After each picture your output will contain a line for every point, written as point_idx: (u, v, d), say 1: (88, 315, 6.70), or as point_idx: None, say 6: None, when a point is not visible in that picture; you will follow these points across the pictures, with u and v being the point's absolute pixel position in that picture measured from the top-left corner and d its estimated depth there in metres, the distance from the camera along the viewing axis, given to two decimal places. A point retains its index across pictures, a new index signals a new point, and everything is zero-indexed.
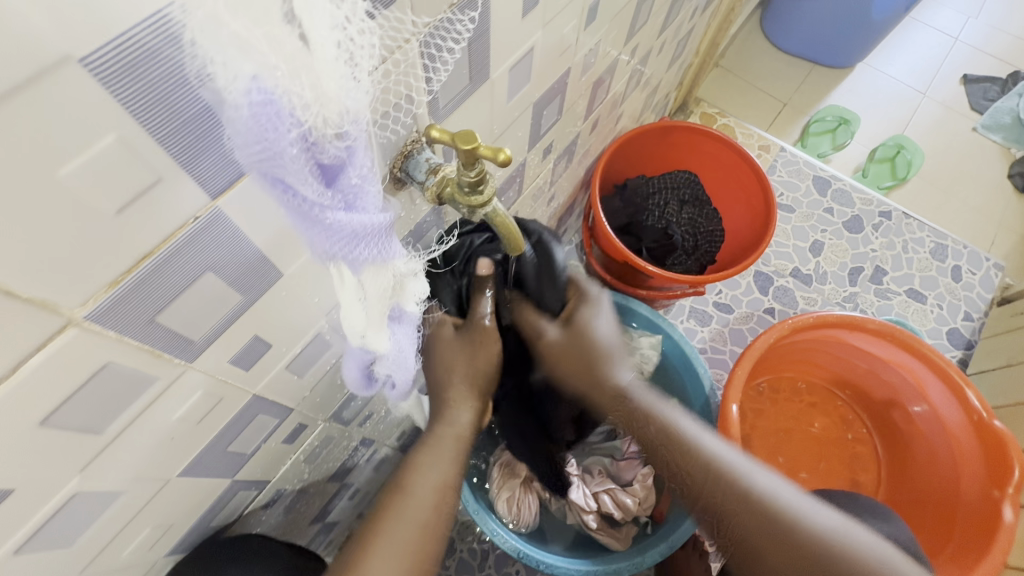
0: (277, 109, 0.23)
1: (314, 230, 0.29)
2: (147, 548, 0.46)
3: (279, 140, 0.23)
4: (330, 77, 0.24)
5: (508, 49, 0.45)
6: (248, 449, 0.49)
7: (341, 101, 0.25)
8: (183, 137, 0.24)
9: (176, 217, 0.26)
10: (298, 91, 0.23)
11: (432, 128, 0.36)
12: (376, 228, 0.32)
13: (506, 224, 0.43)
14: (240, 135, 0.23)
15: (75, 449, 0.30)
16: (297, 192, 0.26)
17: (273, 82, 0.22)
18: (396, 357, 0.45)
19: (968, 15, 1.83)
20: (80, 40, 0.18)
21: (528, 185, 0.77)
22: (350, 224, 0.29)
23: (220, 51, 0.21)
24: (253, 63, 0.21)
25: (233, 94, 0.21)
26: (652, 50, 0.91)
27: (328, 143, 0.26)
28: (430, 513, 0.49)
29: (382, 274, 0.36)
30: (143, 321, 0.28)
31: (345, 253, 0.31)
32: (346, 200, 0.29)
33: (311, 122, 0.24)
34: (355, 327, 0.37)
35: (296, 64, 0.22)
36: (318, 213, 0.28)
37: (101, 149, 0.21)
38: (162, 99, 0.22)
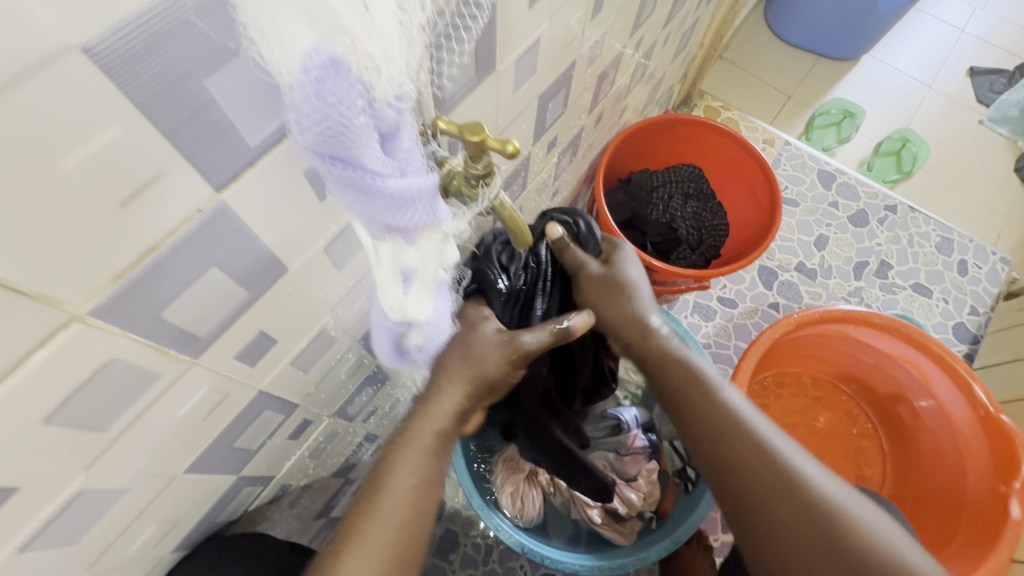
0: (344, 75, 0.22)
1: (374, 206, 0.27)
2: (152, 545, 0.46)
3: (347, 110, 0.22)
4: (389, 38, 0.23)
5: (514, 41, 0.44)
6: (254, 445, 0.49)
7: (398, 63, 0.24)
8: (206, 118, 0.23)
9: (179, 212, 0.25)
10: (364, 56, 0.22)
11: (439, 119, 0.35)
12: (426, 191, 0.30)
13: (514, 218, 0.42)
14: (305, 112, 0.22)
15: (81, 445, 0.30)
16: (362, 163, 0.25)
17: (339, 46, 0.21)
18: (432, 322, 0.43)
19: (975, 7, 1.81)
20: (86, 27, 0.18)
21: (532, 179, 0.76)
22: (408, 189, 0.28)
23: (276, 25, 0.20)
24: (316, 29, 0.20)
25: (291, 73, 0.21)
26: (657, 42, 0.90)
27: (386, 106, 0.25)
28: (406, 513, 0.44)
29: (433, 235, 0.34)
30: (147, 317, 0.28)
31: (400, 222, 0.29)
32: (399, 166, 0.27)
33: (373, 86, 0.23)
34: (393, 300, 0.37)
35: (363, 27, 0.21)
36: (379, 184, 0.26)
37: (102, 142, 0.20)
38: (186, 80, 0.21)
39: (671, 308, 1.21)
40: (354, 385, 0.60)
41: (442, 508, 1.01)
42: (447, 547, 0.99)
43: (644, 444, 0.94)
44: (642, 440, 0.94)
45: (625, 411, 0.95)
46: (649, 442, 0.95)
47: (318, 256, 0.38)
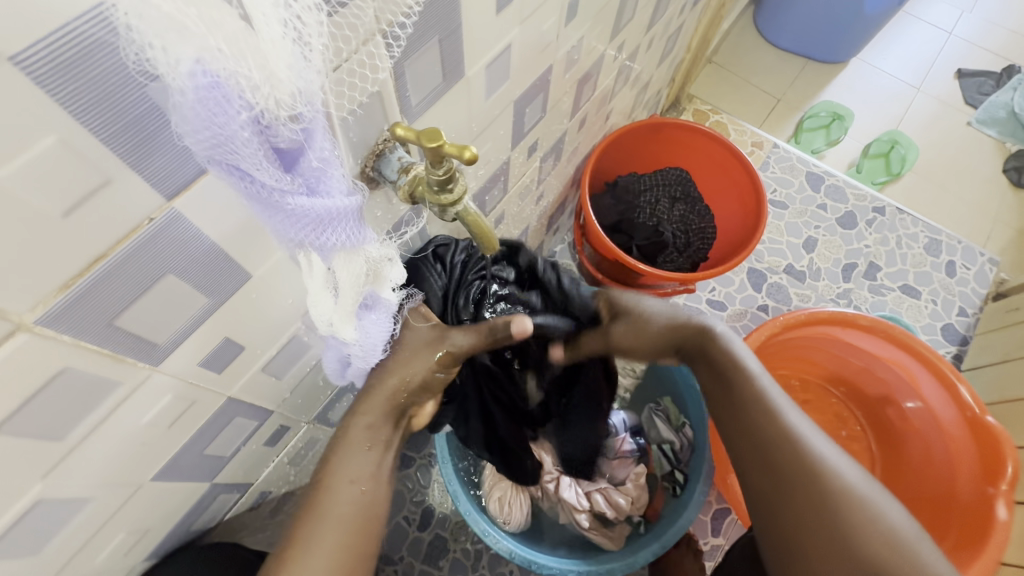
0: (225, 93, 0.22)
1: (274, 215, 0.28)
2: (122, 554, 0.46)
3: (228, 124, 0.23)
4: (278, 56, 0.23)
5: (483, 48, 0.45)
6: (227, 452, 0.49)
7: (293, 83, 0.24)
8: (133, 135, 0.23)
9: (129, 219, 0.25)
10: (247, 72, 0.22)
11: (398, 126, 0.35)
12: (346, 211, 0.31)
13: (479, 223, 0.43)
14: (189, 122, 0.22)
15: (34, 454, 0.29)
16: (255, 178, 0.26)
17: (217, 64, 0.21)
18: (366, 343, 0.44)
19: (962, 10, 1.82)
20: (6, 38, 0.17)
21: (513, 184, 0.76)
22: (315, 209, 0.29)
23: (156, 33, 0.20)
24: (194, 46, 0.20)
25: (177, 80, 0.21)
26: (640, 46, 0.91)
27: (283, 126, 0.26)
28: (352, 510, 0.46)
29: (354, 260, 0.35)
30: (99, 325, 0.28)
31: (315, 238, 0.31)
32: (307, 184, 0.29)
33: (262, 105, 0.24)
34: (323, 315, 0.36)
35: (240, 44, 0.22)
36: (278, 198, 0.28)
37: (38, 151, 0.20)
38: (110, 97, 0.21)
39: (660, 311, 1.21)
40: (332, 391, 0.60)
41: (431, 514, 1.01)
42: (437, 553, 0.99)
43: (631, 447, 0.95)
44: (630, 444, 0.95)
45: (614, 415, 0.97)
46: (637, 446, 0.96)
47: (281, 263, 0.38)
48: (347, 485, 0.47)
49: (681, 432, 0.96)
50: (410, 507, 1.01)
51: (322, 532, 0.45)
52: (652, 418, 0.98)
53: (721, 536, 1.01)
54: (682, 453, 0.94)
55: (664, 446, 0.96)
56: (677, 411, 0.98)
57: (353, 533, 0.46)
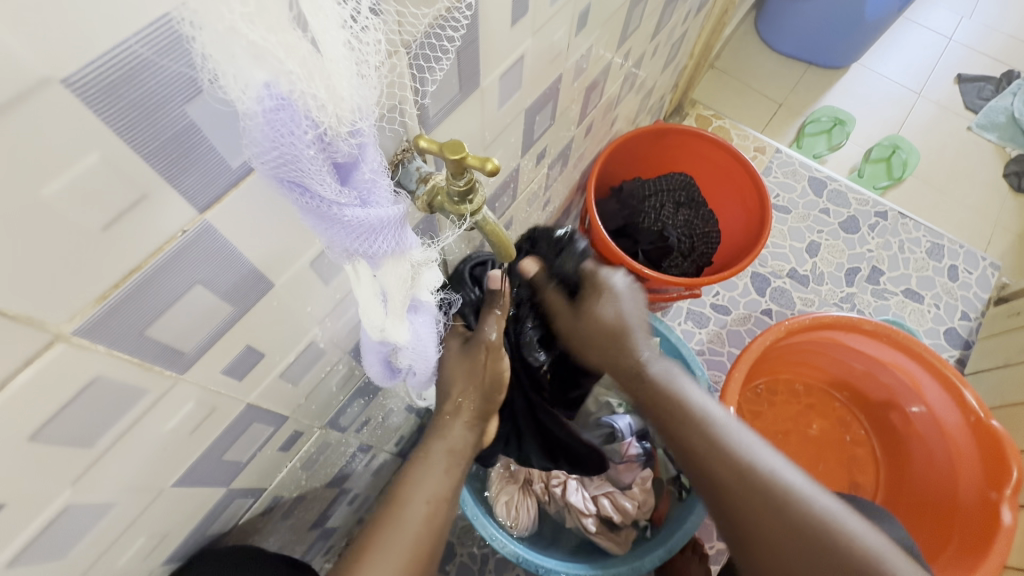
0: (295, 113, 0.23)
1: (330, 228, 0.29)
2: (141, 558, 0.46)
3: (296, 142, 0.24)
4: (341, 76, 0.24)
5: (498, 58, 0.45)
6: (244, 457, 0.49)
7: (354, 99, 0.25)
8: (175, 149, 0.24)
9: (162, 232, 0.26)
10: (315, 92, 0.23)
11: (419, 138, 0.36)
12: (392, 221, 0.32)
13: (497, 232, 0.43)
14: (256, 141, 0.23)
15: (65, 461, 0.30)
16: (315, 192, 0.27)
17: (288, 87, 0.22)
18: (416, 345, 0.45)
19: (962, 15, 1.83)
20: (64, 61, 0.18)
21: (522, 190, 0.77)
22: (368, 219, 0.30)
23: (236, 59, 0.21)
24: (266, 69, 0.21)
25: (248, 102, 0.22)
26: (646, 53, 0.92)
27: (342, 142, 0.26)
28: (421, 526, 0.48)
29: (401, 266, 0.36)
30: (131, 335, 0.28)
31: (366, 248, 0.32)
32: (360, 196, 0.29)
33: (327, 123, 0.25)
34: (375, 320, 0.39)
35: (310, 67, 0.23)
36: (336, 212, 0.28)
37: (82, 169, 0.21)
38: (153, 115, 0.22)
39: (664, 315, 1.22)
40: (345, 396, 0.61)
41: None
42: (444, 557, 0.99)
43: (638, 451, 0.93)
44: (637, 448, 0.93)
45: (619, 418, 0.94)
46: (643, 450, 0.94)
47: (304, 271, 0.38)
48: (417, 503, 0.49)
49: None
50: None
51: (395, 537, 0.46)
52: None
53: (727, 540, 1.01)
54: None
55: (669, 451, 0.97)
56: None
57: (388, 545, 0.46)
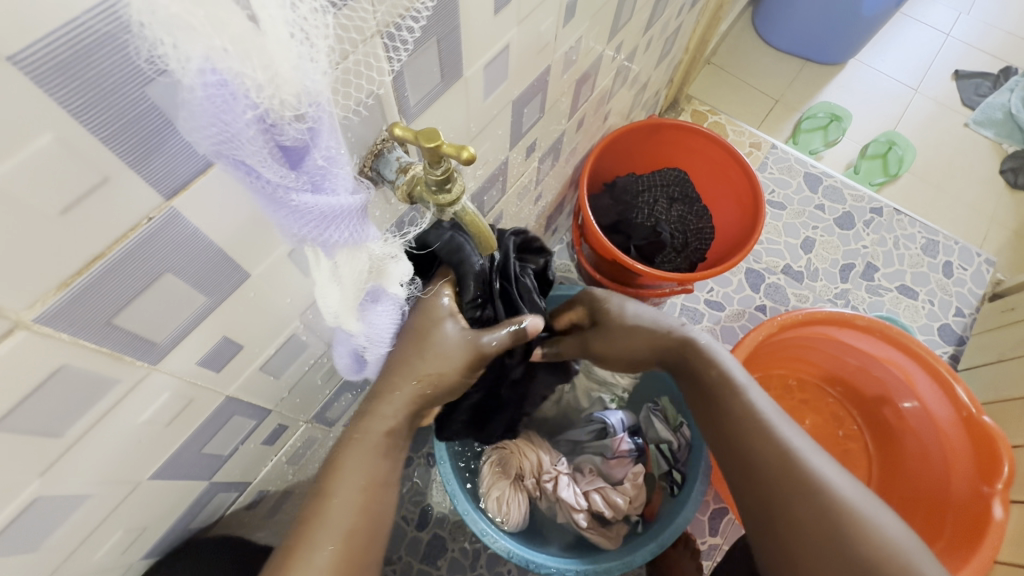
0: (233, 92, 0.23)
1: (281, 212, 0.29)
2: (122, 551, 0.46)
3: (234, 122, 0.24)
4: (283, 57, 0.23)
5: (481, 48, 0.45)
6: (226, 450, 0.49)
7: (299, 82, 0.24)
8: (135, 134, 0.23)
9: (128, 216, 0.26)
10: (253, 73, 0.23)
11: (396, 127, 0.35)
12: (348, 210, 0.32)
13: (476, 223, 0.43)
14: (195, 118, 0.23)
15: (33, 450, 0.29)
16: (260, 174, 0.27)
17: (224, 64, 0.22)
18: (377, 333, 0.46)
19: (960, 11, 1.82)
20: (11, 37, 0.18)
21: (512, 184, 0.76)
22: (318, 206, 0.30)
23: (168, 32, 0.20)
24: (202, 45, 0.21)
25: (186, 78, 0.22)
26: (638, 48, 0.91)
27: (288, 125, 0.26)
28: (355, 520, 0.46)
29: (357, 256, 0.36)
30: (97, 323, 0.28)
31: (317, 235, 0.31)
32: (313, 181, 0.29)
33: (267, 104, 0.24)
34: (330, 306, 0.38)
35: (246, 45, 0.22)
36: (283, 195, 0.28)
37: (36, 149, 0.20)
38: (113, 93, 0.22)
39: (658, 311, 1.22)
40: (331, 390, 0.60)
41: (429, 513, 1.01)
42: (435, 553, 0.99)
43: (630, 446, 0.94)
44: (629, 443, 0.93)
45: (612, 415, 0.97)
46: (635, 446, 0.94)
47: (282, 262, 0.38)
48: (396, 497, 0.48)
49: (678, 432, 0.97)
50: (408, 507, 1.01)
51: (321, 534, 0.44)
52: (650, 417, 0.98)
53: (719, 536, 1.01)
54: (680, 453, 0.95)
55: (662, 445, 0.96)
56: (675, 411, 0.99)
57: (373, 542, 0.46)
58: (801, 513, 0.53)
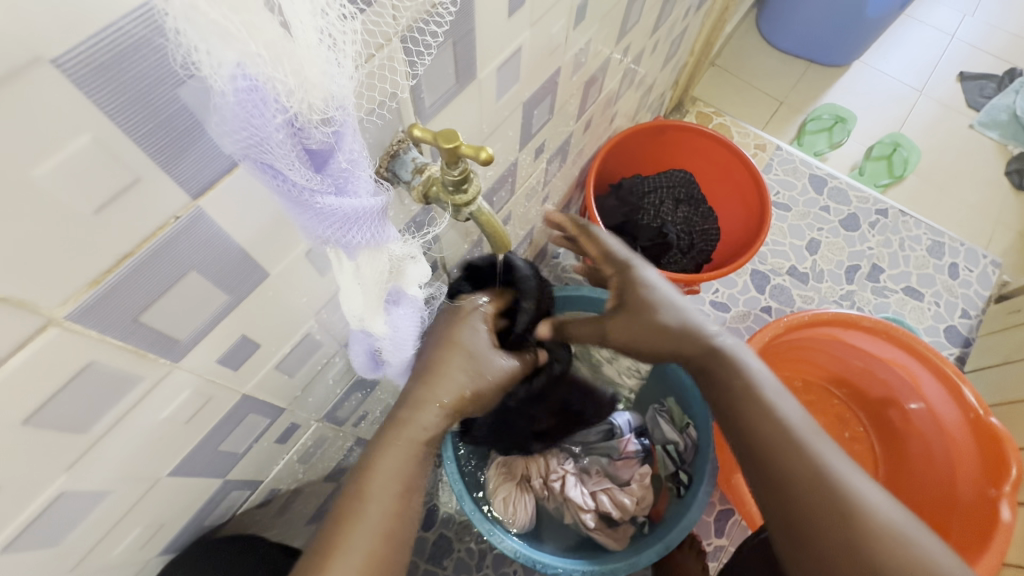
0: (264, 96, 0.23)
1: (304, 214, 0.29)
2: (138, 548, 0.46)
3: (264, 126, 0.24)
4: (313, 63, 0.24)
5: (494, 51, 0.45)
6: (240, 448, 0.49)
7: (326, 87, 0.25)
8: (164, 136, 0.24)
9: (156, 216, 0.26)
10: (283, 77, 0.23)
11: (413, 128, 0.36)
12: (370, 212, 0.33)
13: (492, 223, 0.43)
14: (227, 122, 0.23)
15: (59, 446, 0.30)
16: (286, 177, 0.27)
17: (257, 69, 0.22)
18: (394, 337, 0.46)
19: (965, 13, 1.82)
20: (53, 40, 0.18)
21: (520, 185, 0.77)
22: (341, 209, 0.30)
23: (197, 30, 0.20)
24: (236, 50, 0.21)
25: (218, 82, 0.22)
26: (645, 50, 0.91)
27: (314, 129, 0.27)
28: (387, 522, 0.47)
29: (378, 258, 0.36)
30: (125, 321, 0.28)
31: (339, 236, 0.32)
32: (335, 184, 0.30)
33: (296, 109, 0.25)
34: (355, 309, 0.39)
35: (277, 50, 0.22)
36: (308, 198, 0.28)
37: (73, 150, 0.21)
38: (144, 96, 0.22)
39: None
40: (342, 389, 0.61)
41: (435, 514, 1.01)
42: (442, 552, 0.99)
43: (637, 448, 0.95)
44: (635, 444, 0.95)
45: (618, 416, 0.98)
46: (642, 447, 0.96)
47: (299, 261, 0.38)
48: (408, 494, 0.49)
49: (685, 432, 0.95)
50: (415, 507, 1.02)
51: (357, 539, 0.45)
52: (656, 418, 0.98)
53: (725, 537, 1.01)
54: (687, 454, 0.93)
55: (668, 447, 0.95)
56: (681, 412, 0.97)
57: (387, 540, 0.47)
58: (822, 519, 0.52)
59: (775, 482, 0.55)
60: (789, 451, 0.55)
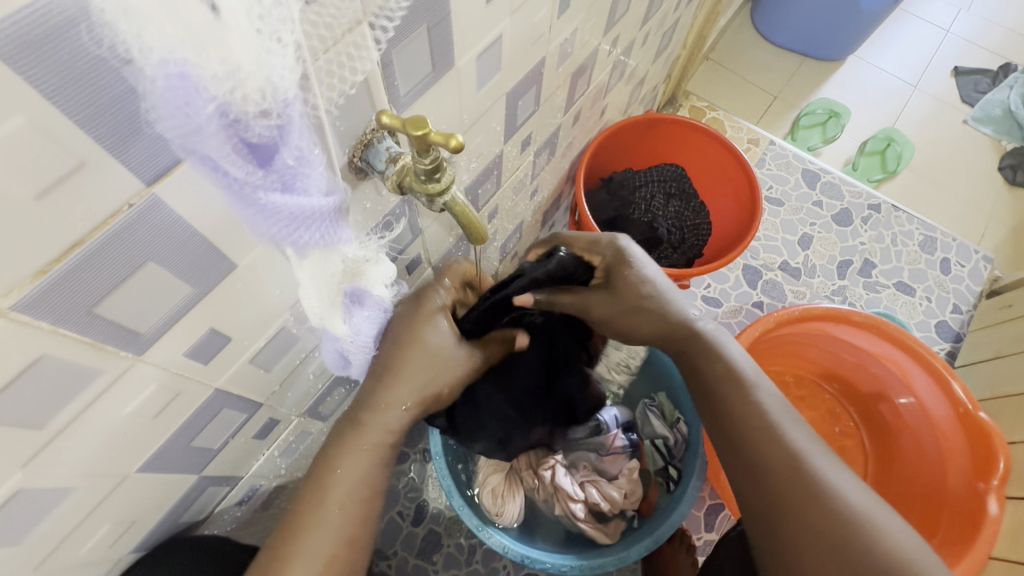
0: (193, 84, 0.22)
1: (249, 211, 0.28)
2: (109, 545, 0.45)
3: (195, 116, 0.23)
4: (245, 50, 0.22)
5: (472, 38, 0.44)
6: (216, 444, 0.49)
7: (262, 78, 0.23)
8: (112, 118, 0.23)
9: (108, 203, 0.25)
10: (210, 65, 0.22)
11: (384, 115, 0.35)
12: (319, 211, 0.31)
13: (468, 215, 0.42)
14: (157, 110, 0.22)
15: (14, 442, 0.29)
16: (227, 170, 0.26)
17: (183, 55, 0.21)
18: (355, 337, 0.46)
19: (960, 8, 1.82)
20: None
21: (507, 178, 0.76)
22: (288, 205, 0.29)
23: (131, 21, 0.20)
24: (160, 35, 0.20)
25: (147, 67, 0.21)
26: (635, 42, 0.90)
27: (253, 121, 0.25)
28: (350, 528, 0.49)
29: (330, 258, 0.36)
30: (78, 312, 0.27)
31: (288, 235, 0.31)
32: (282, 181, 0.28)
33: (229, 98, 0.23)
34: (314, 308, 0.38)
35: (202, 35, 0.21)
36: (250, 193, 0.27)
37: (9, 130, 0.20)
38: (85, 76, 0.21)
39: None
40: (323, 385, 0.60)
41: (424, 509, 1.01)
42: (431, 548, 0.99)
43: (624, 443, 0.94)
44: (622, 440, 0.94)
45: (606, 411, 0.95)
46: (629, 442, 0.95)
47: (270, 252, 0.37)
48: None
49: (676, 428, 0.96)
50: (403, 502, 1.01)
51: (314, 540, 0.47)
52: (647, 414, 0.98)
53: (715, 532, 1.01)
54: (676, 449, 0.95)
55: (657, 441, 0.96)
56: (672, 407, 0.98)
57: (340, 544, 0.48)
58: (794, 501, 0.52)
59: (751, 466, 0.56)
60: (766, 437, 0.55)
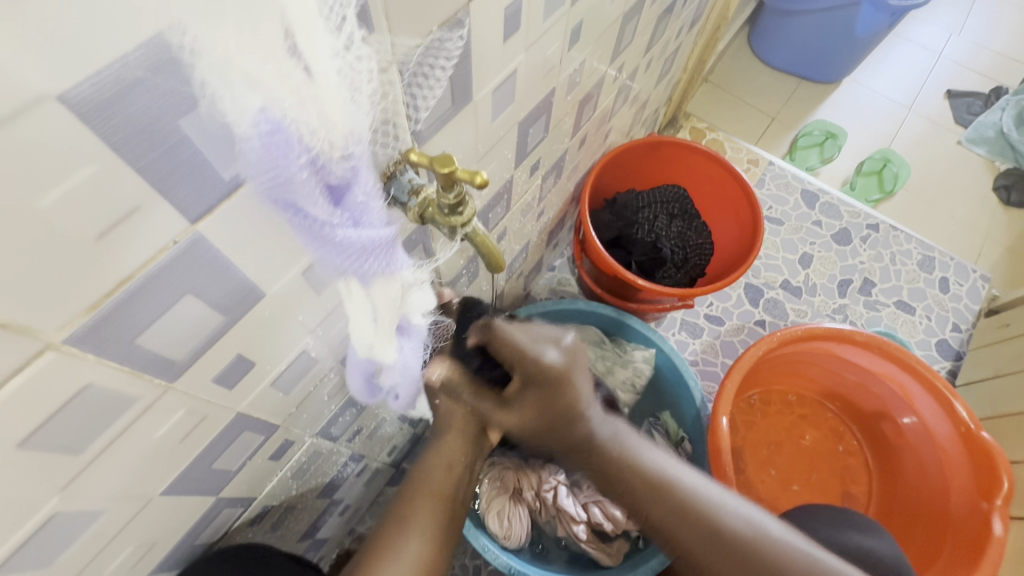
0: (289, 136, 0.25)
1: (324, 248, 0.30)
2: (129, 567, 0.46)
3: (290, 166, 0.25)
4: (334, 102, 0.26)
5: (491, 72, 0.46)
6: (234, 465, 0.49)
7: (345, 124, 0.27)
8: (162, 167, 0.24)
9: (155, 241, 0.26)
10: (306, 117, 0.25)
11: (411, 152, 0.37)
12: (383, 242, 0.33)
13: (487, 246, 0.44)
14: (254, 163, 0.25)
15: (54, 468, 0.30)
16: (308, 212, 0.28)
17: (281, 112, 0.24)
18: (403, 367, 0.47)
19: (952, 32, 1.87)
20: (61, 78, 0.19)
21: (516, 201, 0.78)
22: (359, 239, 0.31)
23: (238, 85, 0.23)
24: (261, 95, 0.23)
25: (245, 125, 0.24)
26: (639, 68, 0.93)
27: (334, 164, 0.28)
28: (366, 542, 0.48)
29: (391, 284, 0.37)
30: (122, 343, 0.28)
31: (356, 267, 0.32)
32: (353, 217, 0.30)
33: (318, 146, 0.26)
34: (363, 337, 0.39)
35: (302, 94, 0.24)
36: (328, 232, 0.29)
37: (79, 179, 0.21)
38: (147, 130, 0.23)
39: (658, 325, 1.23)
40: (336, 405, 0.61)
41: None
42: None
43: None
44: None
45: None
46: None
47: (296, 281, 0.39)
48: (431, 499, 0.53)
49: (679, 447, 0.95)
50: None
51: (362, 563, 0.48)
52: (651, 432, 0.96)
53: None
54: None
55: None
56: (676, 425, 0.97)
57: None
58: None
59: None
60: None
